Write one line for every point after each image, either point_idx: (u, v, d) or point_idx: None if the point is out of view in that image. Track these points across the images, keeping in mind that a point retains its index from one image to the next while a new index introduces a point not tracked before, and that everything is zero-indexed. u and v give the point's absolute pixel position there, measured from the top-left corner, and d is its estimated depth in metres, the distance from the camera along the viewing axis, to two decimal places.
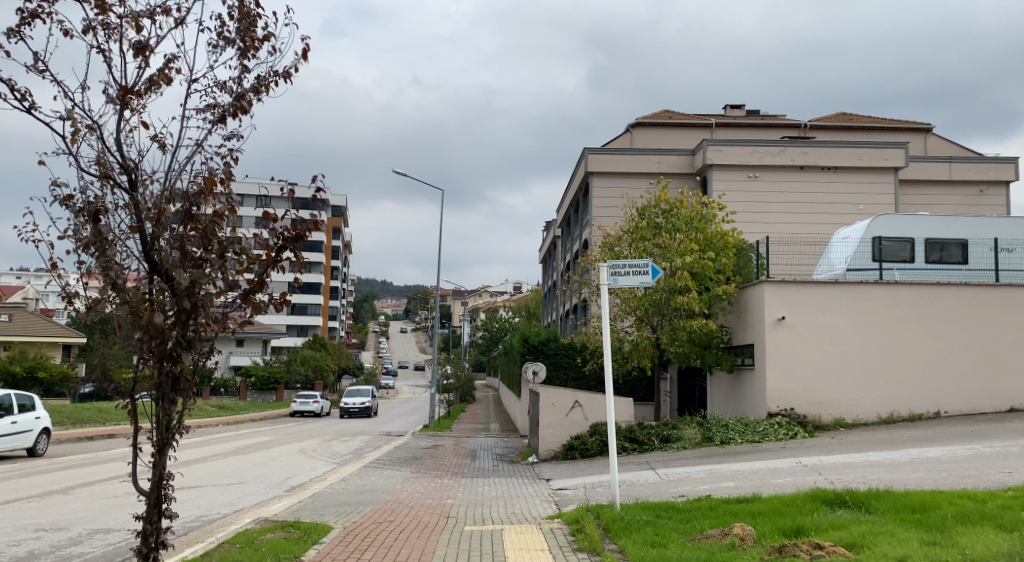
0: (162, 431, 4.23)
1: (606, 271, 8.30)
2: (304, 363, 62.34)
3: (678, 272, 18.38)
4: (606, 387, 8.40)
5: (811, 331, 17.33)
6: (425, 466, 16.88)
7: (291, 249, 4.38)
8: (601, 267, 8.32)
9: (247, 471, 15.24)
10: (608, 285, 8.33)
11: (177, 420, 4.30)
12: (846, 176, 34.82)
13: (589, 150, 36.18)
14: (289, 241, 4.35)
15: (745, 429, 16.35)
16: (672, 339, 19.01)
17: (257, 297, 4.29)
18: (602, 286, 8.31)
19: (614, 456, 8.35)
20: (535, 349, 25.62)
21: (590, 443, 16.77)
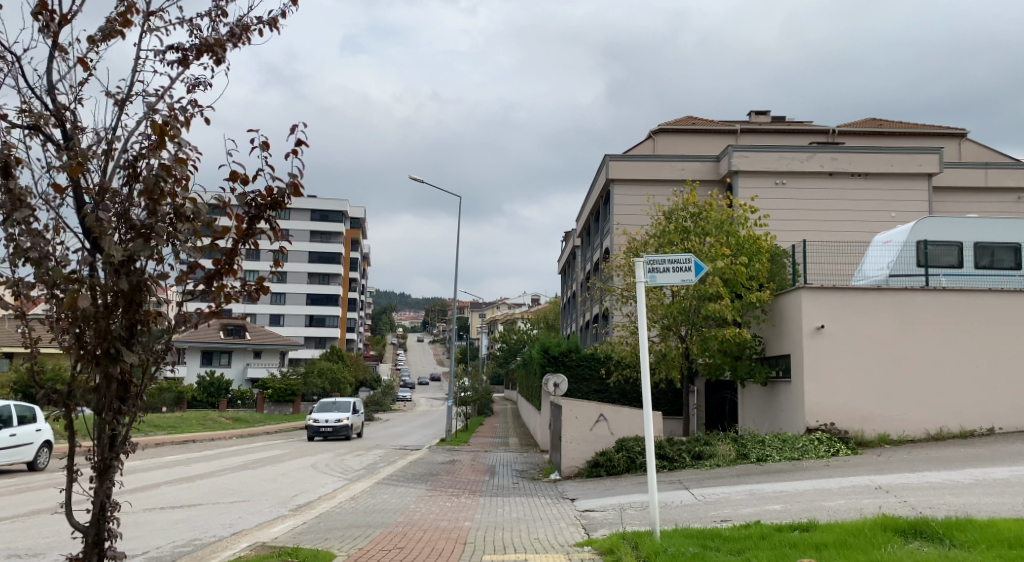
0: (103, 450, 3.39)
1: (643, 268, 7.38)
2: (321, 375, 61.48)
3: (709, 278, 17.41)
4: (643, 396, 7.44)
5: (854, 341, 16.25)
6: (441, 482, 15.97)
7: (264, 219, 3.68)
8: (636, 264, 7.42)
9: (253, 488, 14.42)
10: (645, 284, 7.41)
11: (124, 436, 3.48)
12: (878, 182, 33.66)
13: (610, 156, 35.28)
14: (262, 210, 3.66)
15: (783, 446, 15.29)
16: (702, 349, 18.03)
17: (229, 281, 3.63)
18: (638, 285, 7.40)
19: (652, 475, 7.39)
20: (555, 361, 24.66)
21: (616, 460, 15.68)
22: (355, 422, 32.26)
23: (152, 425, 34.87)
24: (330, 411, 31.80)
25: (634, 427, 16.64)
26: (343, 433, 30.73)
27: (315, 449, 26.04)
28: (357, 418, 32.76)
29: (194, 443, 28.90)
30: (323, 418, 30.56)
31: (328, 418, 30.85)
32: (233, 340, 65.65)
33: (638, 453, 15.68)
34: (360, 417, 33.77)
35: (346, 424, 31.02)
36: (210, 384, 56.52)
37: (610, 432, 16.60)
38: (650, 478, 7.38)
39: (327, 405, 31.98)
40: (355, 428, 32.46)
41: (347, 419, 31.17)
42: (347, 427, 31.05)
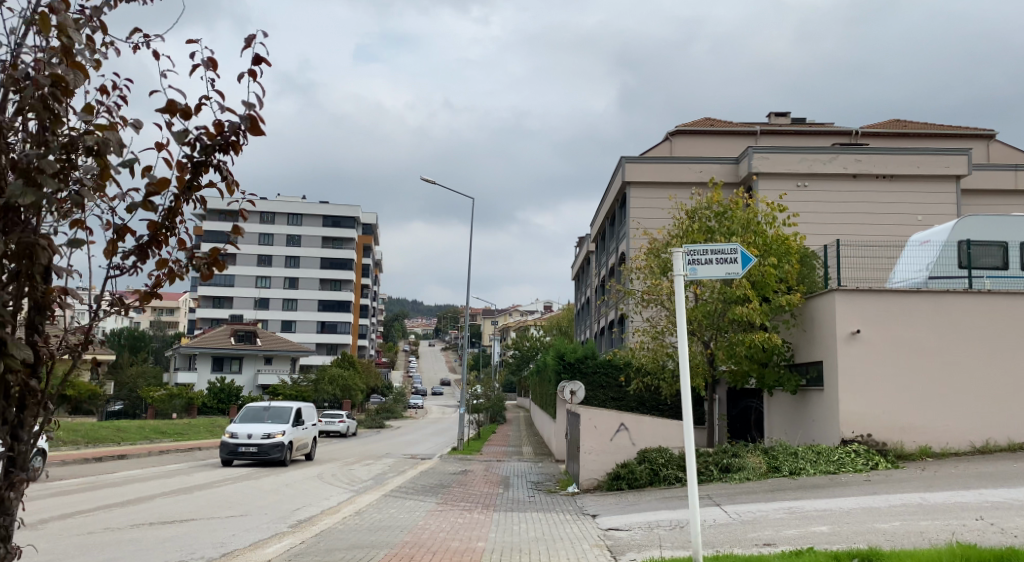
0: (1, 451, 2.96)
1: (682, 259, 6.47)
2: (332, 381, 60.41)
3: (737, 281, 16.50)
4: (683, 405, 6.52)
5: (891, 347, 15.26)
6: (452, 496, 15.07)
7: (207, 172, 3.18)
8: (674, 255, 6.52)
9: (253, 500, 13.61)
10: (684, 277, 6.48)
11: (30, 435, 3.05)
12: (904, 184, 32.58)
13: (627, 157, 34.43)
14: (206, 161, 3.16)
15: (818, 459, 14.33)
16: (728, 355, 17.09)
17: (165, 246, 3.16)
18: (676, 278, 6.49)
19: (693, 494, 6.43)
20: (571, 367, 23.74)
21: (638, 473, 14.68)
22: (299, 439, 21.91)
23: (158, 431, 34.19)
24: (261, 421, 21.43)
25: (657, 438, 15.73)
26: (273, 457, 20.32)
27: (304, 463, 22.75)
28: (302, 431, 22.34)
29: (200, 450, 28.19)
30: (246, 433, 20.43)
31: (252, 434, 20.44)
32: (244, 346, 65.20)
33: (661, 465, 14.73)
34: (314, 427, 23.75)
35: (280, 441, 20.57)
36: (221, 390, 56.29)
37: (632, 442, 15.71)
38: (690, 497, 6.42)
39: (257, 412, 21.65)
40: (297, 446, 21.94)
41: (283, 434, 20.83)
42: (282, 446, 20.62)
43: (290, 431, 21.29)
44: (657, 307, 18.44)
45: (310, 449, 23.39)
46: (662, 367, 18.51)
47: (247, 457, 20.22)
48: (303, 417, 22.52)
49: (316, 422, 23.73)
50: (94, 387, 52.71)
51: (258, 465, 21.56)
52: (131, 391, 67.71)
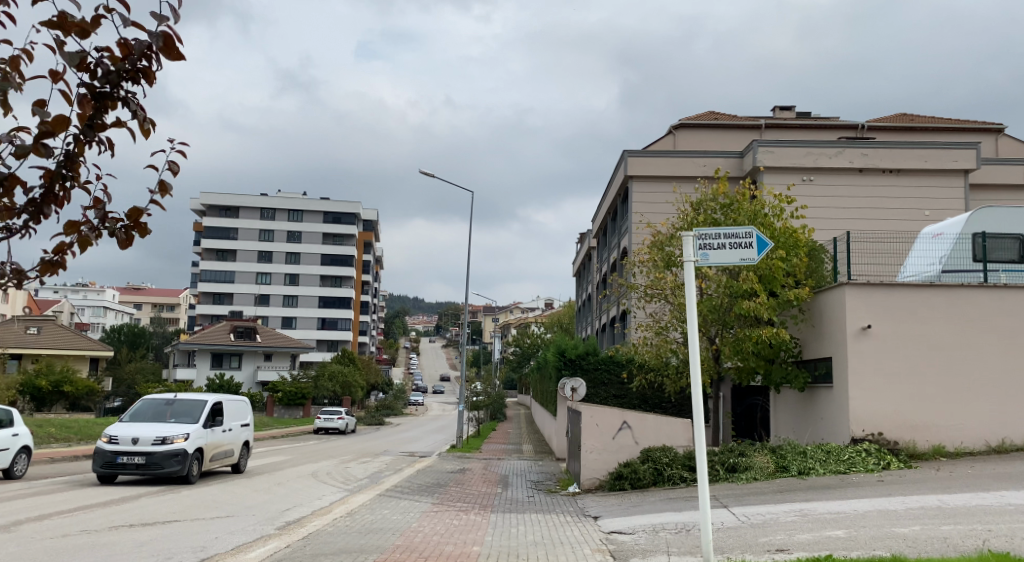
0: None
1: (693, 244, 5.96)
2: (332, 378, 59.69)
3: (743, 274, 16.00)
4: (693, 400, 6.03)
5: (903, 343, 14.76)
6: (449, 495, 14.57)
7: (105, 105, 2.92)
8: (684, 240, 6.02)
9: (242, 500, 13.14)
10: (694, 264, 5.98)
11: None
12: (912, 179, 32.04)
13: (630, 151, 33.91)
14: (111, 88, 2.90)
15: (827, 459, 13.84)
16: (735, 351, 16.58)
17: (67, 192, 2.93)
18: (686, 264, 5.99)
19: (705, 495, 5.95)
20: (572, 364, 23.23)
21: (642, 472, 14.18)
22: (212, 445, 16.00)
23: None
24: (160, 418, 15.45)
25: (661, 437, 15.22)
26: (168, 471, 14.46)
27: (233, 476, 17.40)
28: (218, 434, 16.37)
29: None
30: (132, 437, 14.44)
31: (141, 437, 14.51)
32: (243, 343, 64.72)
33: (665, 465, 14.24)
34: (243, 429, 17.95)
35: (179, 449, 14.70)
36: (220, 386, 55.73)
37: (635, 441, 15.22)
38: (702, 499, 5.92)
39: (157, 406, 15.75)
40: (210, 456, 15.98)
41: (186, 439, 14.95)
42: (183, 456, 14.75)
43: (198, 434, 15.44)
44: (661, 302, 17.92)
45: (236, 459, 17.53)
46: (665, 364, 17.98)
47: (130, 472, 14.28)
48: (221, 415, 16.67)
49: (245, 422, 17.94)
50: (91, 383, 52.20)
51: (150, 482, 15.48)
52: (129, 388, 67.21)
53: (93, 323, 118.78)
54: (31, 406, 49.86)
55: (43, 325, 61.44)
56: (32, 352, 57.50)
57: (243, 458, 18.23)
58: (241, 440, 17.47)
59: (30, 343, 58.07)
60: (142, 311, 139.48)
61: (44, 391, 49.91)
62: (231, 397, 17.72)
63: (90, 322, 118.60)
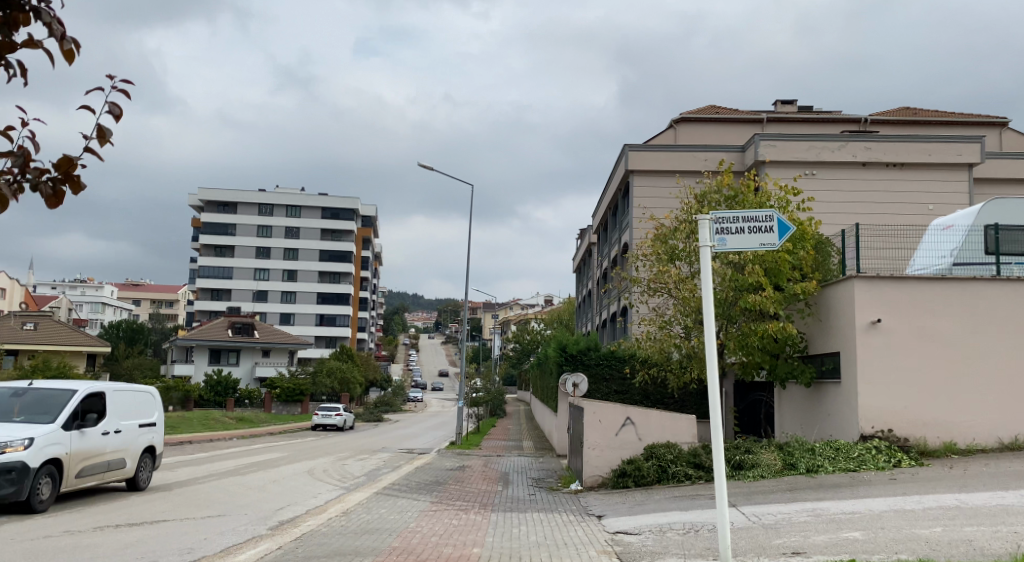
0: None
1: (710, 228, 5.57)
2: (331, 374, 60.01)
3: (749, 267, 15.63)
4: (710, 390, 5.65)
5: (913, 337, 14.40)
6: (448, 493, 14.21)
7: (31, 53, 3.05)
8: (700, 223, 5.62)
9: (234, 498, 12.77)
10: (710, 249, 5.59)
11: None
12: (916, 173, 31.68)
13: (631, 145, 33.53)
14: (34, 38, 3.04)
15: (836, 456, 13.51)
16: (740, 346, 16.22)
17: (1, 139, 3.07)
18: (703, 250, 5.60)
19: (722, 492, 5.55)
20: (573, 359, 22.86)
21: (646, 470, 13.82)
22: (79, 456, 11.26)
23: None
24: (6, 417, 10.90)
25: (665, 433, 14.86)
26: None
27: (135, 494, 13.02)
28: (90, 439, 11.61)
29: (190, 444, 27.37)
30: None
31: None
32: (241, 339, 64.33)
33: (670, 462, 13.89)
34: (142, 430, 13.16)
35: (16, 462, 10.01)
36: (218, 382, 55.34)
37: (638, 437, 14.86)
38: (718, 498, 5.53)
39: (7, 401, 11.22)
40: (75, 470, 11.24)
41: (27, 448, 10.22)
42: (20, 473, 10.04)
43: (54, 439, 10.80)
44: (665, 296, 17.53)
45: (131, 471, 12.84)
46: (669, 359, 17.59)
47: None
48: (96, 411, 11.94)
49: (143, 422, 13.14)
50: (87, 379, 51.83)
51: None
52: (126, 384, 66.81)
53: (92, 319, 118.55)
54: None
55: (40, 320, 61.06)
56: (28, 348, 57.11)
57: (146, 468, 13.60)
58: (139, 443, 12.93)
59: (26, 339, 57.68)
60: (140, 307, 139.13)
61: None
62: (121, 389, 12.94)
63: (89, 318, 118.38)
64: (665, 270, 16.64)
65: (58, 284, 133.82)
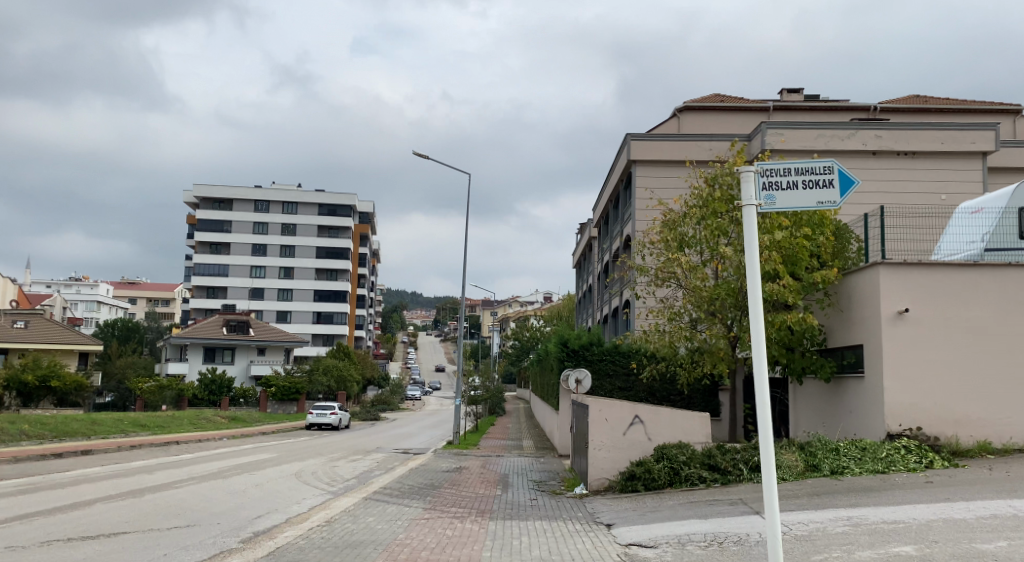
0: None
1: (756, 182, 4.54)
2: (327, 372, 58.71)
3: (766, 255, 14.57)
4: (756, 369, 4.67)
5: (943, 328, 13.36)
6: (443, 498, 13.17)
7: None
8: (744, 176, 4.57)
9: (209, 506, 11.74)
10: (757, 209, 4.54)
11: None
12: (928, 162, 30.69)
13: (632, 135, 32.57)
14: None
15: (863, 457, 12.49)
16: (756, 339, 15.14)
17: None
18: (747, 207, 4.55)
19: (772, 496, 4.54)
20: (576, 355, 21.88)
21: (657, 472, 12.81)
22: None
23: (137, 424, 32.27)
24: None
25: (676, 433, 13.84)
26: None
27: None
28: None
29: (177, 444, 26.25)
30: None
31: None
32: (236, 337, 63.23)
33: (682, 464, 12.87)
34: None
35: None
36: (213, 381, 53.91)
37: (647, 437, 13.83)
38: (769, 504, 4.56)
39: None
40: None
41: None
42: None
43: None
44: (674, 286, 16.48)
45: None
46: (678, 354, 16.55)
47: None
48: None
49: None
50: (79, 379, 50.63)
51: None
52: (119, 383, 65.67)
53: (87, 318, 117.44)
54: (17, 402, 48.23)
55: (31, 319, 59.85)
56: (19, 346, 55.96)
57: None
58: None
59: (16, 337, 56.47)
60: (136, 305, 138.08)
61: (30, 386, 48.33)
62: None
63: (84, 316, 117.28)
64: (675, 258, 15.58)
65: (53, 282, 132.62)
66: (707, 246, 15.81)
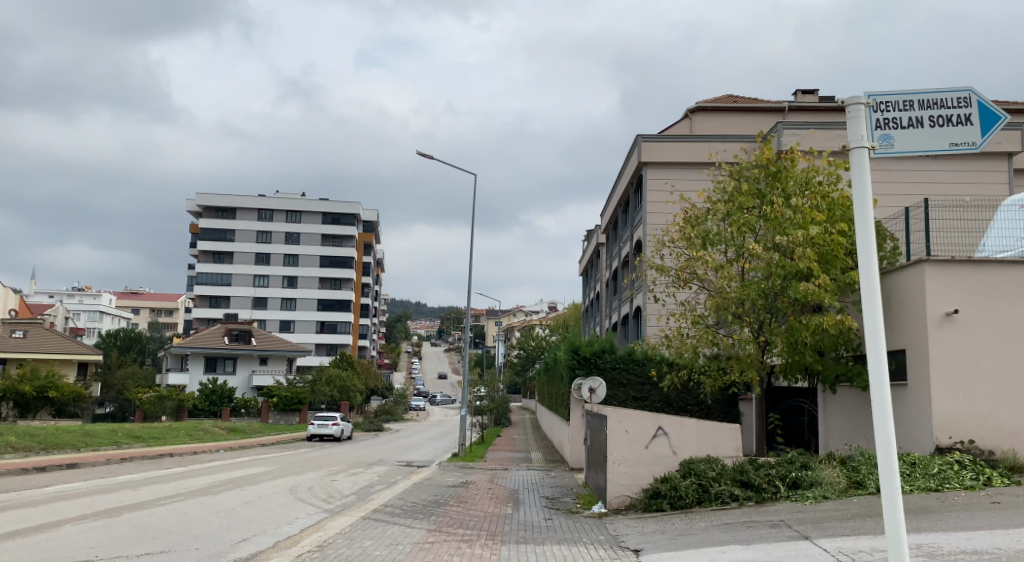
0: None
1: (870, 118, 4.00)
2: (330, 382, 56.88)
3: (799, 251, 13.44)
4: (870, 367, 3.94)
5: (996, 331, 12.22)
6: (449, 518, 12.02)
7: None
8: (853, 111, 4.03)
9: (190, 529, 10.60)
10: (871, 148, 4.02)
11: None
12: (951, 162, 29.58)
13: (643, 136, 31.54)
14: None
15: (912, 472, 11.33)
16: (789, 345, 13.96)
17: None
18: (858, 148, 4.03)
19: (894, 484, 3.99)
20: (587, 362, 20.79)
21: (684, 490, 11.67)
22: None
23: (132, 436, 31.10)
24: None
25: (702, 445, 12.70)
26: None
27: None
28: None
29: (171, 457, 25.05)
30: None
31: None
32: (238, 346, 62.18)
33: (711, 480, 11.75)
34: None
35: None
36: (214, 391, 53.18)
37: (672, 451, 12.71)
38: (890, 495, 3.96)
39: None
40: None
41: None
42: None
43: None
44: (699, 287, 15.37)
45: None
46: (701, 361, 15.42)
47: None
48: None
49: None
50: (78, 389, 49.52)
51: None
52: (119, 393, 64.60)
53: (90, 328, 116.52)
54: (14, 413, 47.16)
55: (30, 329, 58.90)
56: (17, 356, 54.95)
57: None
58: None
59: (14, 346, 55.41)
60: (139, 316, 136.58)
61: (27, 397, 47.26)
62: None
63: (86, 327, 116.39)
64: (699, 255, 14.47)
65: (55, 292, 131.61)
66: (734, 244, 14.69)
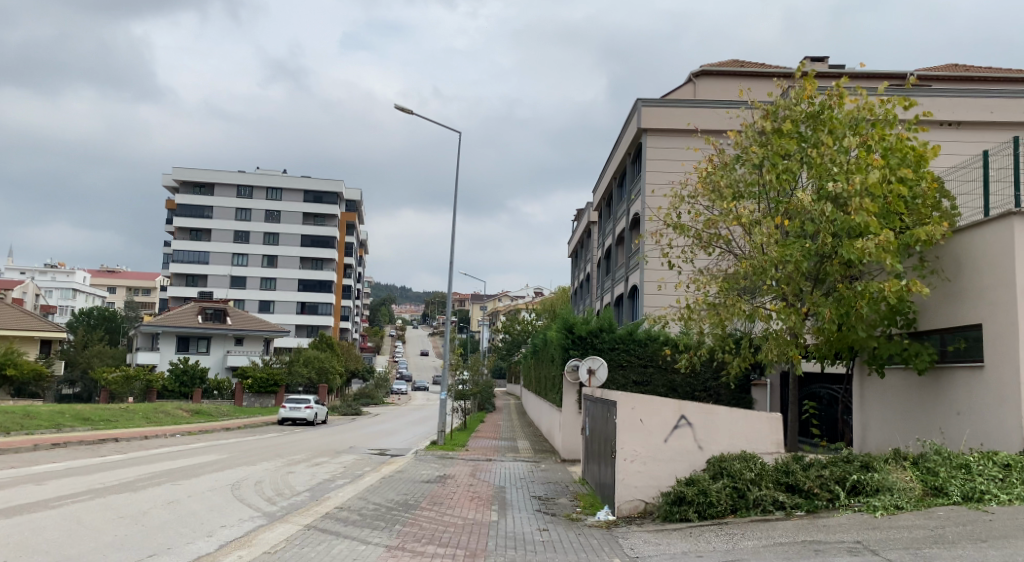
0: None
1: None
2: (308, 364, 54.00)
3: (854, 202, 10.93)
4: None
5: None
6: (419, 528, 9.39)
7: None
8: None
9: (71, 547, 7.94)
10: None
11: None
12: (977, 133, 27.19)
13: (643, 100, 29.00)
14: None
15: (1008, 478, 8.83)
16: (839, 318, 11.43)
17: None
18: None
19: None
20: (583, 341, 18.33)
21: (716, 495, 9.22)
22: None
23: (79, 418, 28.21)
24: None
25: (734, 438, 10.22)
26: None
27: None
28: None
29: (115, 443, 22.21)
30: None
31: None
32: (211, 325, 59.07)
33: (749, 484, 9.32)
34: None
35: None
36: (184, 372, 49.97)
37: (698, 446, 10.23)
38: None
39: None
40: None
41: None
42: None
43: None
44: (724, 251, 12.91)
45: None
46: (725, 339, 12.96)
47: None
48: None
49: None
50: (38, 367, 46.29)
51: None
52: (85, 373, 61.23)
53: (62, 305, 112.75)
54: None
55: None
56: None
57: None
58: None
59: None
60: (114, 294, 132.18)
61: None
62: None
63: (59, 305, 112.39)
64: (729, 208, 11.95)
65: (26, 269, 126.69)
66: (768, 197, 12.20)
